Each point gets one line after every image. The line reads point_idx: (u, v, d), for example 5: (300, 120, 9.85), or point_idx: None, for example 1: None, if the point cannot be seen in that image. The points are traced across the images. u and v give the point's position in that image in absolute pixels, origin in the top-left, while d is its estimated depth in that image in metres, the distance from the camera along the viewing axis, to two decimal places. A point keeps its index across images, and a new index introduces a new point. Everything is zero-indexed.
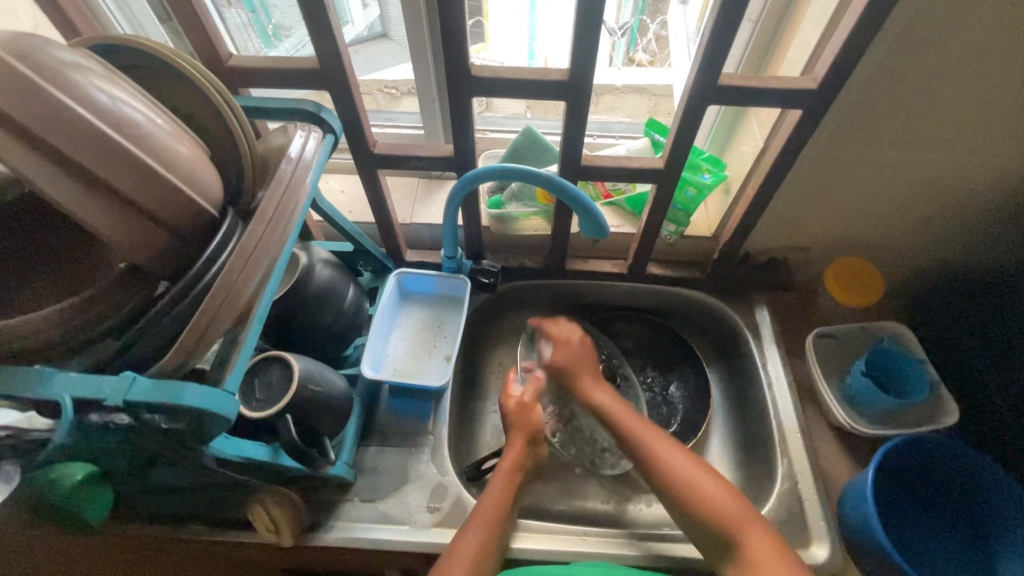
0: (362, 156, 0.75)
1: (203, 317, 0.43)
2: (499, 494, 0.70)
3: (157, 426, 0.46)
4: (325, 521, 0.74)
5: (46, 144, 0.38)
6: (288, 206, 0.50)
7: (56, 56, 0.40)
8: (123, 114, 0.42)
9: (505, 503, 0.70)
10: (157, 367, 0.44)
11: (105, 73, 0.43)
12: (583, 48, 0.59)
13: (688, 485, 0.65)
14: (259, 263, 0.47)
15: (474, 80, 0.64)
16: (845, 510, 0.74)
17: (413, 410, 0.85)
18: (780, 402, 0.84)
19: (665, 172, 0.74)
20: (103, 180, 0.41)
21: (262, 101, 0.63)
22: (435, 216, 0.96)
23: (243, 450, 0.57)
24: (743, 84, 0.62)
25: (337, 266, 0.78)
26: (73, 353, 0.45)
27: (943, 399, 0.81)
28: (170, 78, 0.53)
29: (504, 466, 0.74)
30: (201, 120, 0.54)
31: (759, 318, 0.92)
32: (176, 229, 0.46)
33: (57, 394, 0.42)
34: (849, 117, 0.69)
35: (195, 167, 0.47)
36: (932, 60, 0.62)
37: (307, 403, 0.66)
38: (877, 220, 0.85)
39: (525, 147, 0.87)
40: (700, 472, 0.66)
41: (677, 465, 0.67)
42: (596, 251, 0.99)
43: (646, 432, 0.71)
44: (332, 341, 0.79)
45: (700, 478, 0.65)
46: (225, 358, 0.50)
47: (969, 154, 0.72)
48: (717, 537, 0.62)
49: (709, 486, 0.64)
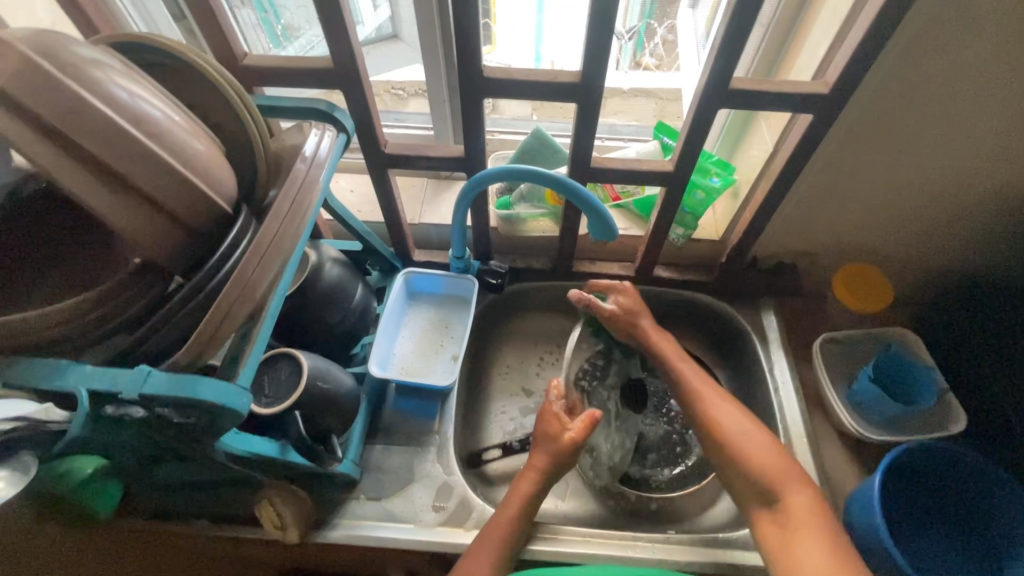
0: (373, 156, 0.76)
1: (217, 312, 0.43)
2: (513, 507, 0.71)
3: (170, 420, 0.47)
4: (331, 518, 0.75)
5: (67, 140, 0.39)
6: (302, 203, 0.50)
7: (78, 53, 0.41)
8: (142, 111, 0.43)
9: (518, 520, 0.70)
10: (171, 361, 0.44)
11: (125, 70, 0.44)
12: (595, 50, 0.60)
13: (747, 455, 0.68)
14: (273, 260, 0.47)
15: (486, 81, 0.64)
16: (851, 516, 0.74)
17: (419, 410, 0.85)
18: (786, 406, 0.84)
19: (674, 175, 0.74)
20: (123, 176, 0.41)
21: (276, 100, 0.63)
22: (444, 216, 0.96)
23: (253, 446, 0.58)
24: (754, 88, 0.63)
25: (346, 265, 0.78)
26: (88, 347, 0.45)
27: (951, 406, 0.81)
28: (187, 76, 0.53)
29: (523, 483, 0.73)
30: (217, 118, 0.55)
31: (766, 322, 0.92)
32: (192, 225, 0.47)
33: (72, 386, 0.42)
34: (859, 123, 0.69)
35: (211, 164, 0.48)
36: (943, 66, 0.62)
37: (316, 401, 0.67)
38: (886, 226, 0.85)
39: (534, 149, 0.87)
40: (776, 454, 0.67)
41: (761, 447, 0.68)
42: (604, 253, 0.99)
43: (725, 407, 0.74)
44: (340, 339, 0.79)
45: (765, 457, 0.68)
46: (238, 353, 0.50)
47: (980, 160, 0.72)
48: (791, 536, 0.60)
49: (778, 471, 0.66)
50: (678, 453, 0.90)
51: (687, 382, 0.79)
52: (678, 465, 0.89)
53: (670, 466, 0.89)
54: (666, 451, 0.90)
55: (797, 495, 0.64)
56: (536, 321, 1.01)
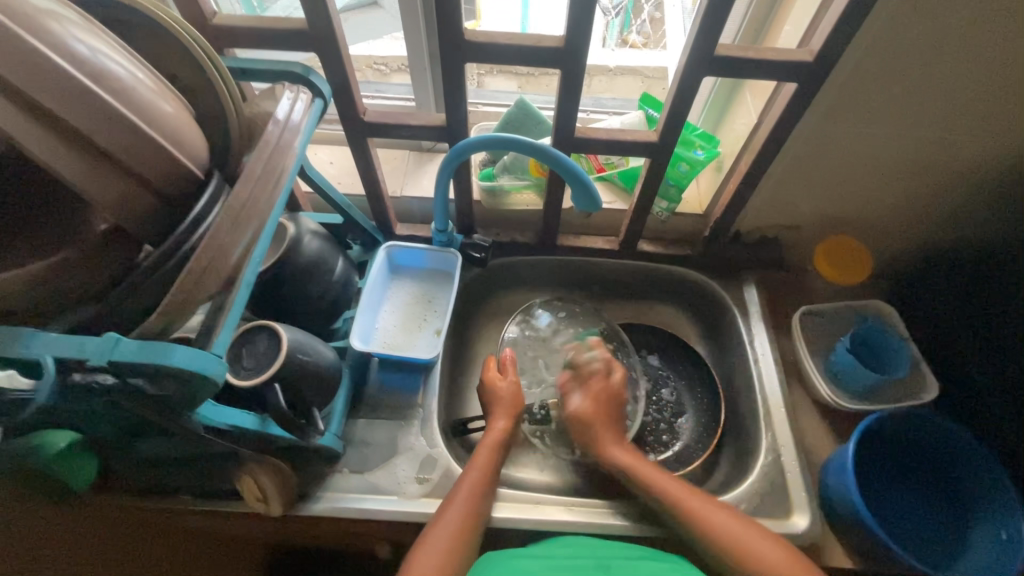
0: (351, 125, 0.74)
1: (190, 278, 0.42)
2: (483, 462, 0.73)
3: (142, 391, 0.46)
4: (314, 492, 0.74)
5: (21, 94, 0.36)
6: (276, 166, 0.49)
7: (30, 2, 0.38)
8: (103, 66, 0.41)
9: (488, 475, 0.72)
10: (142, 328, 0.43)
11: (83, 23, 0.42)
12: (580, 14, 0.58)
13: (733, 543, 0.64)
14: (247, 225, 0.46)
15: (468, 47, 0.62)
16: (827, 483, 0.76)
17: (403, 384, 0.85)
18: (765, 376, 0.85)
19: (659, 146, 0.73)
20: (83, 134, 0.39)
21: (248, 63, 0.61)
22: (426, 189, 0.95)
23: (232, 418, 0.56)
24: (740, 55, 0.62)
25: (325, 237, 0.77)
26: (55, 314, 0.44)
27: (924, 375, 0.83)
28: (151, 33, 0.51)
29: (488, 441, 0.76)
30: (185, 80, 0.53)
31: (747, 295, 0.93)
32: (160, 189, 0.45)
33: (37, 353, 0.41)
34: (844, 93, 0.69)
35: (179, 126, 0.46)
36: (931, 33, 0.61)
37: (296, 373, 0.66)
38: (865, 198, 0.85)
39: (518, 119, 0.85)
40: (728, 518, 0.66)
41: (724, 522, 0.66)
42: (588, 227, 0.98)
43: (695, 498, 0.69)
44: (320, 313, 0.78)
45: (759, 544, 0.63)
46: (211, 323, 0.49)
47: (961, 132, 0.72)
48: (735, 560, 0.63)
49: (749, 540, 0.64)
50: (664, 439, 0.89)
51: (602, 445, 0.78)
52: (664, 451, 0.88)
53: (656, 452, 0.88)
54: (652, 437, 0.89)
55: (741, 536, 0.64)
56: (521, 295, 1.01)
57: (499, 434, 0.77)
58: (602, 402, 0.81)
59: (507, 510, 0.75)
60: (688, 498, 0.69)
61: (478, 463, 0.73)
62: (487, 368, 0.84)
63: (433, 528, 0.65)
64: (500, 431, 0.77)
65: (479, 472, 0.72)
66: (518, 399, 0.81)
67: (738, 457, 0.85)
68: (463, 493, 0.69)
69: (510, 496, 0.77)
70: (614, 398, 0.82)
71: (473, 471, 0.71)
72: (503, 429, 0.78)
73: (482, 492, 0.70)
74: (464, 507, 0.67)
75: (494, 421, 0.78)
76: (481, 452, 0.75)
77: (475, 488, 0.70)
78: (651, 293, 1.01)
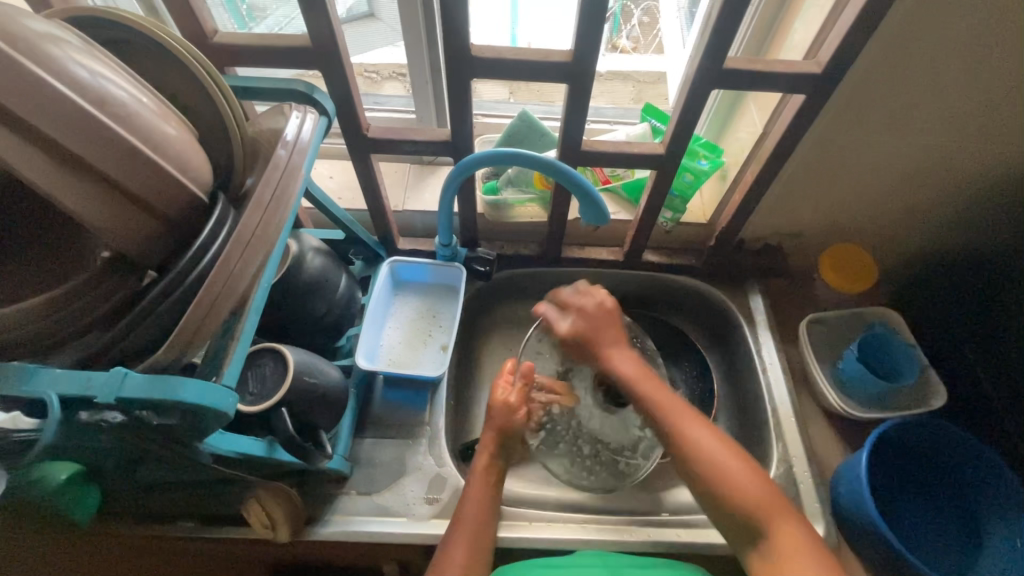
0: (354, 140, 0.73)
1: (199, 309, 0.41)
2: (477, 494, 0.70)
3: (150, 424, 0.44)
4: (322, 515, 0.73)
5: (23, 124, 0.35)
6: (285, 190, 0.47)
7: (30, 27, 0.37)
8: (107, 91, 0.39)
9: (484, 505, 0.70)
10: (151, 361, 0.41)
11: (84, 47, 0.40)
12: (588, 29, 0.57)
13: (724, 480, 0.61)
14: (257, 251, 0.45)
15: (473, 62, 0.62)
16: (840, 492, 0.76)
17: (409, 401, 0.83)
18: (774, 385, 0.85)
19: (665, 158, 0.73)
20: (87, 163, 0.38)
21: (250, 81, 0.60)
22: (428, 202, 0.94)
23: (239, 446, 0.55)
24: (747, 68, 0.61)
25: (328, 254, 0.75)
26: (58, 348, 0.42)
27: (931, 381, 0.83)
28: (152, 54, 0.50)
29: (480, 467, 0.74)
30: (187, 101, 0.51)
31: (753, 303, 0.92)
32: (165, 215, 0.44)
33: (42, 391, 0.39)
34: (850, 103, 0.69)
35: (184, 150, 0.45)
36: (936, 43, 0.61)
37: (303, 396, 0.64)
38: (869, 206, 0.86)
39: (520, 131, 0.85)
40: (717, 446, 0.63)
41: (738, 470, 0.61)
42: (592, 238, 0.98)
43: (671, 405, 0.67)
44: (324, 331, 0.77)
45: (742, 473, 0.61)
46: (220, 351, 0.47)
47: (965, 140, 0.73)
48: (746, 525, 0.60)
49: (731, 465, 0.61)
50: None
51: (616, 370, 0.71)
52: None
53: None
54: None
55: (769, 508, 0.59)
56: (526, 308, 1.00)
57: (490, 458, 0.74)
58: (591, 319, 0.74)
59: (519, 530, 0.74)
60: (682, 424, 0.65)
61: (473, 497, 0.70)
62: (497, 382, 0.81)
63: (442, 555, 0.64)
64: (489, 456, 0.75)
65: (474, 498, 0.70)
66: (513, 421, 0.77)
67: None
68: (462, 528, 0.67)
69: (520, 515, 0.75)
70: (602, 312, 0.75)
71: (470, 502, 0.70)
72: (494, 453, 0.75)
73: (481, 520, 0.68)
74: (467, 542, 0.66)
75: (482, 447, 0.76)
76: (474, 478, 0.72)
77: (475, 521, 0.68)
78: (656, 304, 1.01)
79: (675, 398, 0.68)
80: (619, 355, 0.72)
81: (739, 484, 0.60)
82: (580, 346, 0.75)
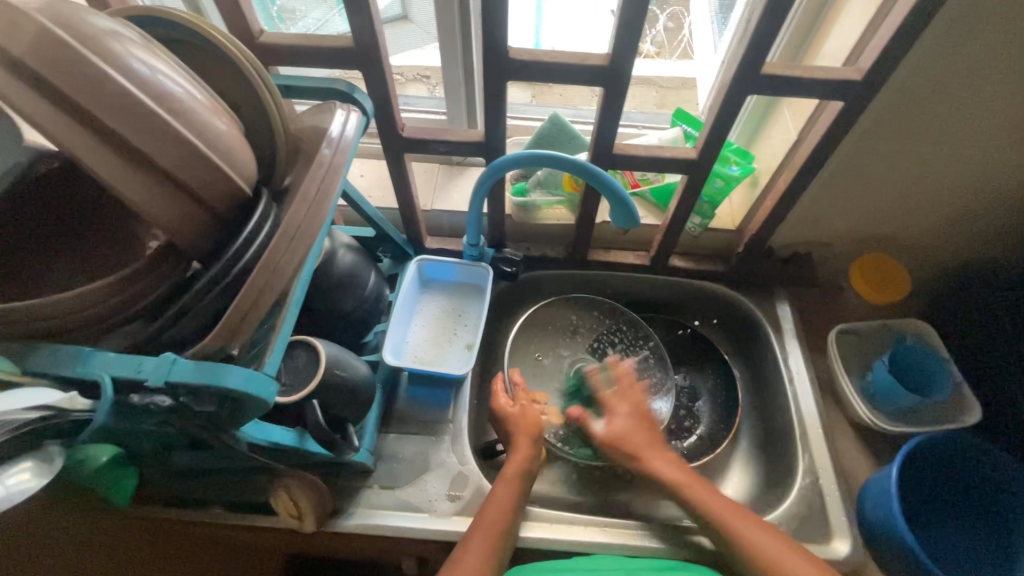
0: (390, 140, 0.74)
1: (244, 301, 0.42)
2: (502, 493, 0.69)
3: (193, 411, 0.45)
4: (346, 508, 0.74)
5: (89, 118, 0.37)
6: (328, 187, 0.48)
7: (95, 24, 0.38)
8: (163, 86, 0.41)
9: (508, 507, 0.68)
10: (197, 348, 0.43)
11: (144, 43, 0.42)
12: (628, 32, 0.57)
13: (758, 547, 0.63)
14: (300, 246, 0.46)
15: (510, 65, 0.62)
16: (867, 506, 0.75)
17: (433, 398, 0.84)
18: (801, 395, 0.84)
19: (698, 163, 0.73)
20: (145, 154, 0.39)
21: (293, 80, 0.61)
22: (457, 202, 0.95)
23: (272, 435, 0.56)
24: (786, 74, 0.61)
25: (359, 251, 0.77)
26: (109, 333, 0.44)
27: (965, 397, 0.81)
28: (205, 52, 0.52)
29: (507, 472, 0.72)
30: (236, 98, 0.53)
31: (781, 312, 0.91)
32: (214, 208, 0.45)
33: (95, 373, 0.41)
34: (890, 111, 0.68)
35: (233, 144, 0.46)
36: (982, 53, 0.60)
37: (333, 389, 0.66)
38: (904, 216, 0.84)
39: (552, 134, 0.85)
40: (750, 522, 0.65)
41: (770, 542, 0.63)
42: (619, 242, 0.98)
43: (681, 472, 0.72)
44: (354, 326, 0.78)
45: (771, 543, 0.63)
46: (261, 341, 0.49)
47: (1006, 152, 0.71)
48: None
49: (772, 547, 0.62)
50: (686, 426, 0.90)
51: (661, 472, 0.72)
52: (688, 437, 0.89)
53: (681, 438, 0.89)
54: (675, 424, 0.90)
55: (790, 562, 0.61)
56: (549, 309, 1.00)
57: (521, 462, 0.73)
58: (619, 402, 0.78)
59: (540, 530, 0.75)
60: (694, 487, 0.70)
61: (503, 485, 0.70)
62: (496, 397, 0.81)
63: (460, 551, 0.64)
64: (520, 460, 0.73)
65: (497, 502, 0.68)
66: (536, 423, 0.77)
67: (772, 478, 0.83)
68: (483, 527, 0.66)
69: (540, 515, 0.76)
70: (636, 407, 0.78)
71: (501, 492, 0.70)
72: (524, 457, 0.73)
73: (510, 515, 0.68)
74: (487, 538, 0.65)
75: (514, 450, 0.74)
76: (498, 487, 0.70)
77: (499, 511, 0.68)
78: (681, 309, 1.00)
79: (706, 488, 0.70)
80: (659, 458, 0.73)
81: (775, 556, 0.61)
82: (619, 450, 0.75)
